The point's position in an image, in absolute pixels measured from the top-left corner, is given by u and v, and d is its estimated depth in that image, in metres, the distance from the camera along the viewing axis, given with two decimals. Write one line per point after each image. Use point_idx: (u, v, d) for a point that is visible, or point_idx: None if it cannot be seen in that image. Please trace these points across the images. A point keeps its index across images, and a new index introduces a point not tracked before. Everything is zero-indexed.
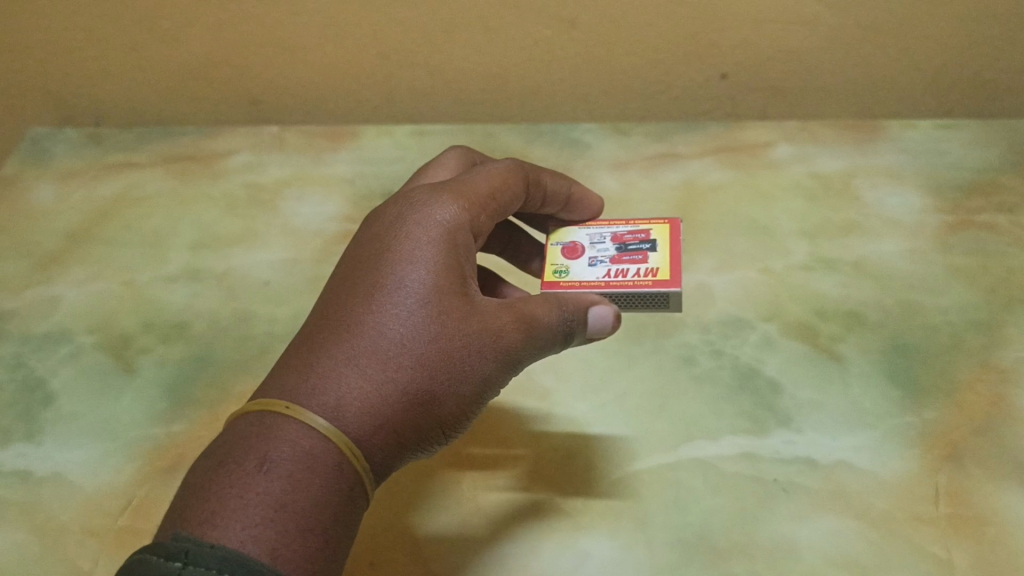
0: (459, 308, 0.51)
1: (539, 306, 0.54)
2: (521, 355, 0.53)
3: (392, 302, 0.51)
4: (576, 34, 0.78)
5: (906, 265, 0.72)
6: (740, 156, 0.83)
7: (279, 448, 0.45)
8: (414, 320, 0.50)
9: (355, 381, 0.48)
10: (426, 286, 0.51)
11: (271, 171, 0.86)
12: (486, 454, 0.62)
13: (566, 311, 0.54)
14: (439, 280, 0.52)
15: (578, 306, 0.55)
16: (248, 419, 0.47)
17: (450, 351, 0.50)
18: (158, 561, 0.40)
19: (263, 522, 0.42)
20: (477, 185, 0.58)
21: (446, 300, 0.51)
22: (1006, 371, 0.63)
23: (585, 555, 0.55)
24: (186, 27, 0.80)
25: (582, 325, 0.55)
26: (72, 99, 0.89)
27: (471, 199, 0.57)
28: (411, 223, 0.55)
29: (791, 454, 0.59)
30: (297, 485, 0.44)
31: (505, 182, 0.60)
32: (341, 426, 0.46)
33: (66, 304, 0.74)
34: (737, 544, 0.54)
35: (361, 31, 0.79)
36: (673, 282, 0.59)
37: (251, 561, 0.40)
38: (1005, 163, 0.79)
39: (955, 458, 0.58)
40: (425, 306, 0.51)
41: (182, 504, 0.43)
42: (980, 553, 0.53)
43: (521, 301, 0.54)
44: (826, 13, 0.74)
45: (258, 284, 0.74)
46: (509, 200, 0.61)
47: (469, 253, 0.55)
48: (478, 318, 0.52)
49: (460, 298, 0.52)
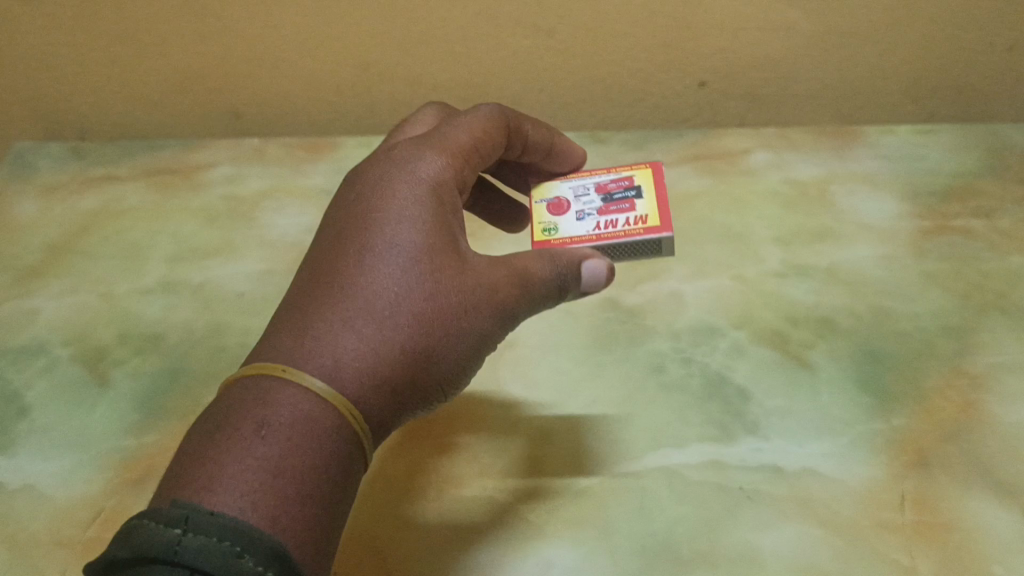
0: (452, 267, 0.51)
1: (532, 260, 0.53)
2: (518, 311, 0.53)
3: (384, 263, 0.50)
4: (553, 44, 0.78)
5: (879, 270, 0.71)
6: (718, 164, 0.83)
7: (275, 412, 0.44)
8: (406, 279, 0.50)
9: (351, 342, 0.47)
10: (417, 245, 0.51)
11: (251, 183, 0.86)
12: (454, 461, 0.61)
13: (559, 265, 0.52)
14: (431, 240, 0.52)
15: (572, 260, 0.53)
16: (243, 383, 0.46)
17: (445, 310, 0.50)
18: (154, 527, 0.39)
19: (261, 487, 0.41)
20: (460, 138, 0.57)
21: (438, 259, 0.51)
22: (976, 377, 0.63)
23: (546, 563, 0.54)
24: (165, 42, 0.81)
25: (576, 280, 0.53)
26: (59, 116, 0.90)
27: (456, 154, 0.56)
28: (398, 183, 0.54)
29: (757, 461, 0.59)
30: (296, 449, 0.43)
31: (489, 133, 0.59)
32: (340, 388, 0.46)
33: (44, 317, 0.75)
34: (701, 551, 0.54)
35: (339, 43, 0.79)
36: (664, 227, 0.57)
37: (252, 529, 0.39)
38: (982, 167, 0.79)
39: (922, 464, 0.58)
40: (417, 265, 0.50)
41: (178, 471, 0.43)
42: (943, 561, 0.53)
43: (514, 256, 0.53)
44: (803, 21, 0.74)
45: (233, 295, 0.75)
46: (491, 150, 0.60)
47: (457, 210, 0.55)
48: (471, 276, 0.51)
49: (452, 256, 0.52)
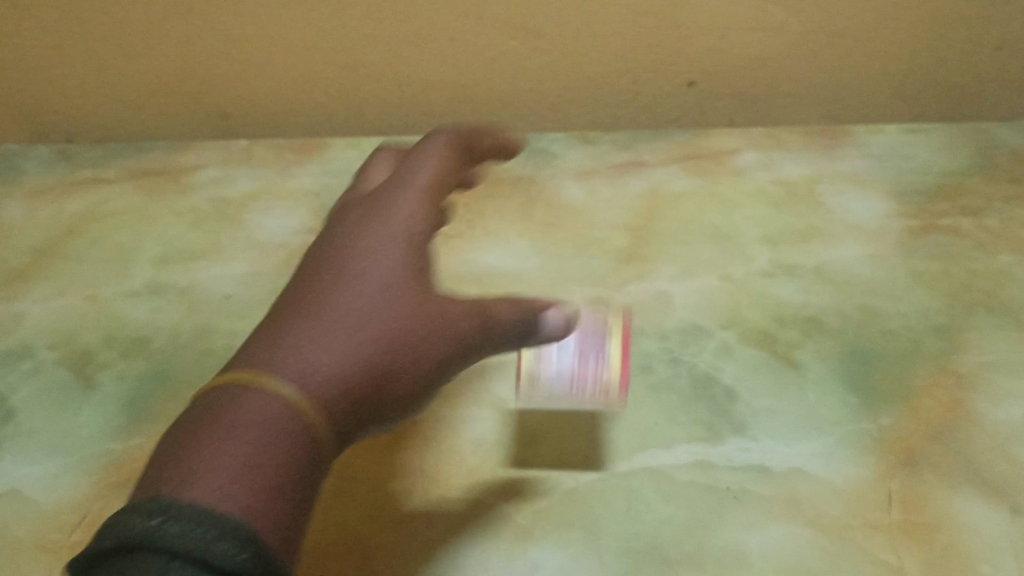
0: (419, 296, 0.51)
1: (496, 304, 0.54)
2: (477, 347, 0.52)
3: (354, 286, 0.50)
4: (542, 44, 0.78)
5: (867, 269, 0.71)
6: (706, 164, 0.82)
7: (248, 413, 0.41)
8: (376, 302, 0.49)
9: (323, 351, 0.45)
10: (386, 274, 0.51)
11: (238, 185, 0.86)
12: (441, 465, 0.60)
13: (522, 308, 0.54)
14: (399, 271, 0.51)
15: (533, 308, 0.55)
16: (207, 396, 0.43)
17: (412, 332, 0.49)
18: (130, 522, 0.36)
19: (237, 481, 0.38)
20: (425, 180, 0.59)
21: (406, 285, 0.51)
22: (964, 376, 0.63)
23: (533, 565, 0.54)
24: (150, 42, 0.80)
25: (537, 327, 0.54)
26: (42, 115, 0.88)
27: (422, 195, 0.57)
28: (365, 220, 0.54)
29: (744, 461, 0.59)
30: (269, 446, 0.40)
31: (449, 175, 0.61)
32: (313, 395, 0.44)
33: (30, 320, 0.74)
34: (687, 552, 0.54)
35: (327, 45, 0.79)
36: (622, 391, 0.61)
37: (230, 519, 0.37)
38: (971, 167, 0.79)
39: (909, 464, 0.58)
40: (387, 291, 0.50)
41: (142, 479, 0.39)
42: (929, 561, 0.53)
43: (475, 300, 0.54)
44: (791, 20, 0.75)
45: (220, 298, 0.74)
46: (450, 193, 0.61)
47: (423, 251, 0.55)
48: (438, 308, 0.51)
49: (419, 287, 0.51)
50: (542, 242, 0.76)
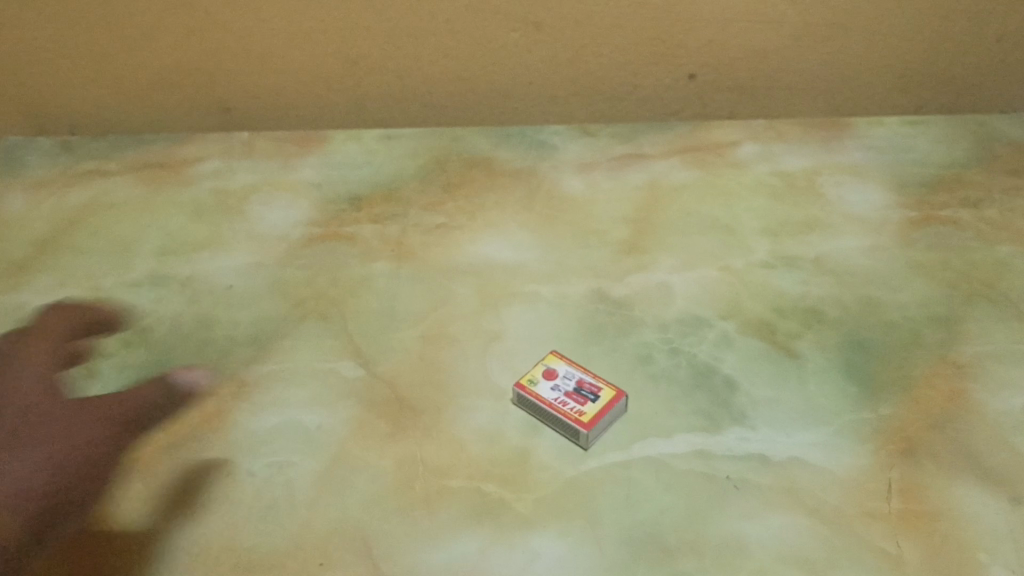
0: (60, 420, 0.60)
1: (138, 394, 0.64)
2: (119, 439, 0.62)
3: (10, 424, 0.59)
4: (542, 37, 0.79)
5: (867, 260, 0.72)
6: (706, 156, 0.82)
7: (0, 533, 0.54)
8: (32, 433, 0.59)
9: (14, 473, 0.56)
10: (26, 403, 0.61)
11: (239, 178, 0.85)
12: (442, 456, 0.60)
13: (157, 389, 0.65)
14: (35, 399, 0.62)
15: (165, 379, 0.66)
16: None
17: (67, 450, 0.58)
18: None
19: None
20: (50, 328, 0.69)
21: (43, 414, 0.60)
22: (963, 366, 0.64)
23: (532, 553, 0.54)
24: (153, 34, 0.81)
25: (179, 392, 0.65)
26: (45, 106, 0.87)
27: (52, 340, 0.67)
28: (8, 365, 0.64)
29: (743, 450, 0.59)
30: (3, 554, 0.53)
31: (67, 315, 0.71)
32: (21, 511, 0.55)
33: (33, 310, 0.73)
34: (686, 541, 0.55)
35: (328, 37, 0.80)
36: (584, 423, 0.60)
37: None
38: (970, 159, 0.80)
39: (908, 453, 0.58)
40: (29, 421, 0.60)
41: None
42: (929, 548, 0.53)
43: (99, 398, 0.63)
44: (788, 12, 0.77)
45: (221, 289, 0.74)
46: (78, 323, 0.71)
47: (58, 384, 0.65)
48: (75, 424, 0.60)
49: (52, 410, 0.61)
50: (543, 232, 0.76)
